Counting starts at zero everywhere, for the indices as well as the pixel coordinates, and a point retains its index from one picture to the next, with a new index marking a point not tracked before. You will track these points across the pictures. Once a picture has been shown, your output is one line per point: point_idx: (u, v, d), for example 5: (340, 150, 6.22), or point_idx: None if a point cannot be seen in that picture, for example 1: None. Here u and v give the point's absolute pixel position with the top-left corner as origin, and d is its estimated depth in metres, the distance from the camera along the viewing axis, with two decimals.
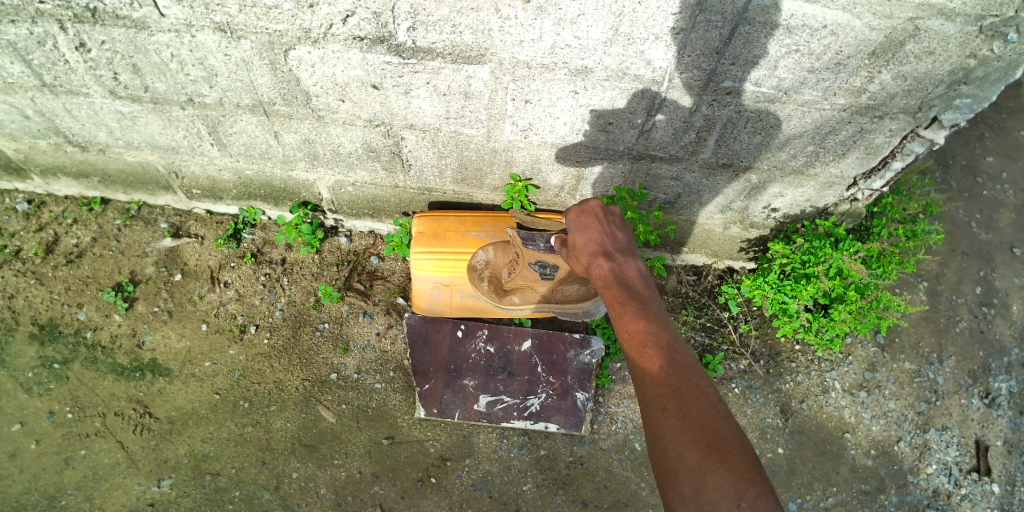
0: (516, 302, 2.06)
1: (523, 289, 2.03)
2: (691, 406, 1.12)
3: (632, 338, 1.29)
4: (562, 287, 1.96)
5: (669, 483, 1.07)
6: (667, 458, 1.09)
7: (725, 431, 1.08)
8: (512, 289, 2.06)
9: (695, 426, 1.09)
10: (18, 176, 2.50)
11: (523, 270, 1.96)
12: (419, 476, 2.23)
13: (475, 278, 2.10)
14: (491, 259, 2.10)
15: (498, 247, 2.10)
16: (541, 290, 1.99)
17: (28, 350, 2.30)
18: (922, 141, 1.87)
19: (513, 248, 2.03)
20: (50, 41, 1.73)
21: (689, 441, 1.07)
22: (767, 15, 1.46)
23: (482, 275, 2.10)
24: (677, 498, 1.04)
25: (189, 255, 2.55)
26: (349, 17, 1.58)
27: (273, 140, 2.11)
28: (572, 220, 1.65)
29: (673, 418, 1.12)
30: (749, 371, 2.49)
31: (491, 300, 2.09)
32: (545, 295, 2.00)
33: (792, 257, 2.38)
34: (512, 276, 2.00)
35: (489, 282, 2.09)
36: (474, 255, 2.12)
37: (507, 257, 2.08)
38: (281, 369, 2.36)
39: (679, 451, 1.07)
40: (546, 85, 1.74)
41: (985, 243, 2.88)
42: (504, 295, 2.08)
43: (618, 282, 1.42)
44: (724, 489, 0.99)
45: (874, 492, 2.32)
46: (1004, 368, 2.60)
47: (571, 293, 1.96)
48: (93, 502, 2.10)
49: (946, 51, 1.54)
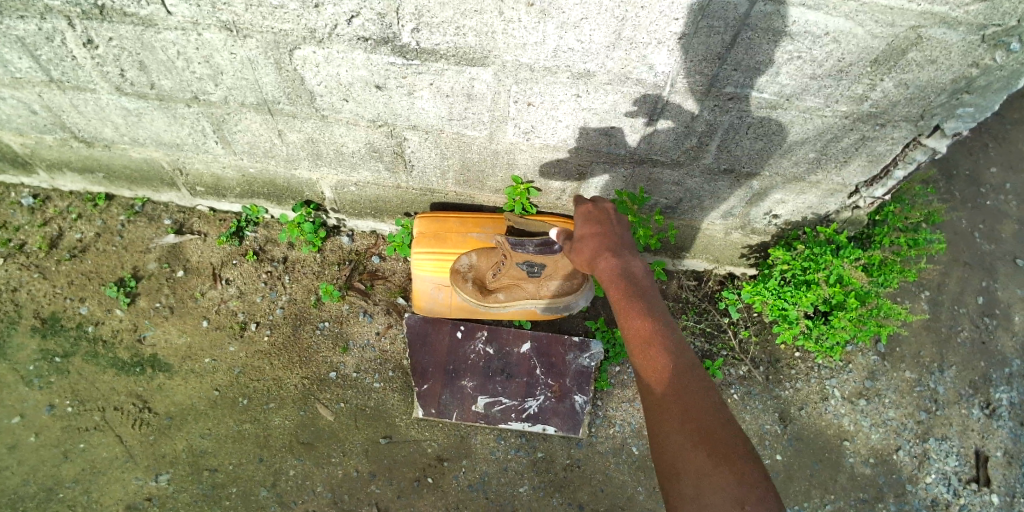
0: (501, 299, 2.12)
1: (509, 286, 2.11)
2: (696, 408, 1.16)
3: (637, 336, 1.30)
4: (550, 284, 2.09)
5: (672, 485, 1.12)
6: (671, 462, 1.13)
7: (729, 435, 1.12)
8: (496, 288, 2.12)
9: (700, 429, 1.13)
10: (23, 170, 2.52)
11: (511, 268, 2.07)
12: (415, 476, 2.24)
13: (459, 280, 2.11)
14: (475, 263, 2.12)
15: (482, 252, 2.13)
16: (529, 287, 2.09)
17: (29, 343, 2.31)
18: (924, 149, 1.85)
19: (498, 252, 2.11)
20: (58, 37, 1.75)
21: (694, 446, 1.11)
22: (769, 21, 1.46)
23: (466, 278, 2.12)
24: (678, 499, 1.10)
25: (191, 252, 2.57)
26: (354, 18, 1.59)
27: (277, 138, 2.13)
28: (583, 215, 1.66)
29: (678, 421, 1.15)
30: (748, 377, 2.48)
31: (476, 300, 2.12)
32: (531, 292, 2.10)
33: (793, 263, 2.35)
34: (497, 275, 2.09)
35: (473, 283, 2.12)
36: (458, 259, 2.14)
37: (492, 261, 2.11)
38: (280, 367, 2.37)
39: (685, 454, 1.11)
40: (549, 88, 1.75)
41: (987, 253, 2.86)
42: (488, 294, 2.12)
43: (625, 277, 1.42)
44: (726, 493, 1.05)
45: (872, 500, 2.31)
46: (1005, 379, 2.59)
47: (555, 288, 2.10)
48: (91, 494, 2.11)
49: (949, 59, 1.54)
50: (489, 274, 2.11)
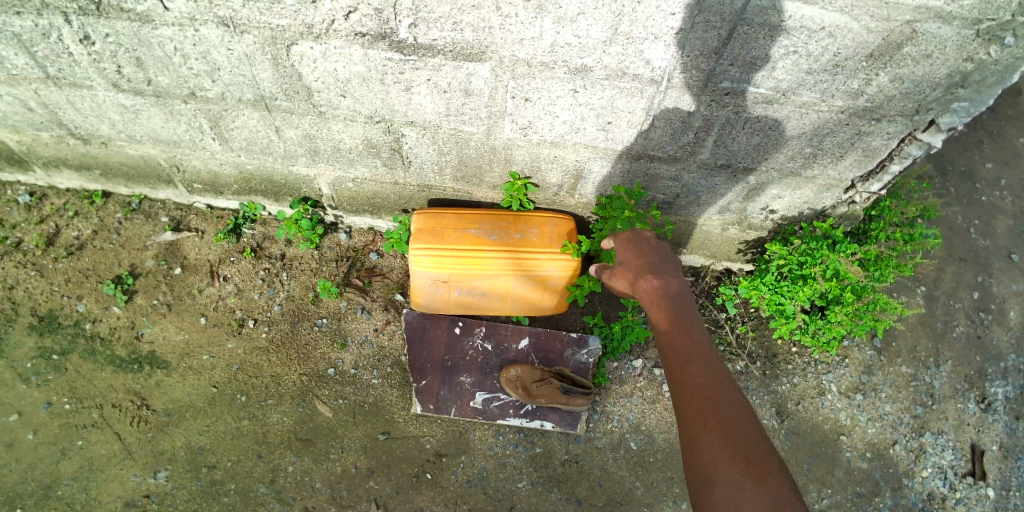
0: (539, 399, 2.28)
1: (548, 395, 2.28)
2: (728, 417, 1.28)
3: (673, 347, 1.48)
4: (576, 399, 2.29)
5: (703, 488, 1.20)
6: (703, 467, 1.22)
7: (759, 447, 1.23)
8: (538, 393, 2.29)
9: (730, 436, 1.25)
10: (20, 168, 2.51)
11: (552, 385, 2.29)
12: (414, 471, 2.24)
13: (507, 380, 2.31)
14: (522, 372, 2.33)
15: (526, 365, 2.36)
16: (562, 398, 2.28)
17: (27, 341, 2.31)
18: (920, 144, 1.88)
19: (540, 369, 2.35)
20: (55, 33, 1.75)
21: (726, 452, 1.21)
22: (765, 16, 1.47)
23: (513, 379, 2.31)
24: (709, 503, 1.17)
25: (188, 249, 2.56)
26: (351, 13, 1.58)
27: (275, 135, 2.13)
28: (629, 244, 1.89)
29: (710, 427, 1.27)
30: (745, 372, 2.50)
31: (520, 395, 2.29)
32: (563, 401, 2.28)
33: (790, 257, 2.35)
34: (540, 387, 2.29)
35: (519, 385, 2.30)
36: (508, 369, 2.34)
37: (534, 373, 2.34)
38: (279, 364, 2.37)
39: (715, 459, 1.21)
40: (546, 83, 1.75)
41: (982, 248, 2.88)
42: (531, 394, 2.29)
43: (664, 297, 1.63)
44: (756, 497, 1.13)
45: (869, 495, 2.33)
46: (1000, 373, 2.60)
47: (580, 403, 2.29)
48: (89, 492, 2.11)
49: (943, 54, 1.55)
50: (532, 381, 2.31)
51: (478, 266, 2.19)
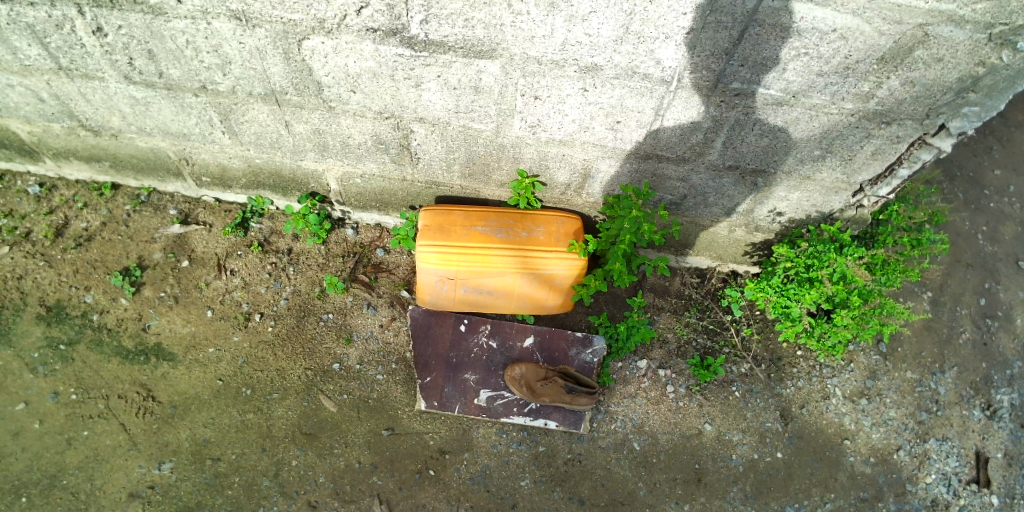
0: (544, 398, 2.29)
1: (552, 394, 2.29)
2: None
3: None
4: (581, 399, 2.29)
5: None
6: None
7: None
8: (542, 393, 2.30)
9: None
10: (30, 158, 2.53)
11: (556, 385, 2.31)
12: (417, 467, 2.24)
13: (512, 380, 2.33)
14: (526, 373, 2.34)
15: (531, 365, 2.37)
16: (566, 397, 2.29)
17: (34, 330, 2.32)
18: (929, 148, 1.87)
19: (544, 368, 2.37)
20: (68, 25, 1.76)
21: None
22: (777, 17, 1.47)
23: (518, 379, 2.32)
24: None
25: (196, 242, 2.57)
26: (363, 8, 1.59)
27: (284, 129, 2.14)
28: None
29: None
30: (750, 374, 2.49)
31: (524, 394, 2.30)
32: (567, 401, 2.28)
33: (796, 260, 2.34)
34: (544, 386, 2.31)
35: (523, 384, 2.31)
36: (512, 369, 2.35)
37: (539, 373, 2.35)
38: (284, 358, 2.38)
39: None
40: (556, 81, 1.76)
41: (990, 255, 2.87)
42: (536, 393, 2.30)
43: None
44: None
45: (872, 499, 2.31)
46: (1006, 380, 2.59)
47: (585, 403, 2.29)
48: (93, 482, 2.12)
49: (955, 58, 1.54)
50: (536, 381, 2.32)
51: (485, 263, 2.19)
